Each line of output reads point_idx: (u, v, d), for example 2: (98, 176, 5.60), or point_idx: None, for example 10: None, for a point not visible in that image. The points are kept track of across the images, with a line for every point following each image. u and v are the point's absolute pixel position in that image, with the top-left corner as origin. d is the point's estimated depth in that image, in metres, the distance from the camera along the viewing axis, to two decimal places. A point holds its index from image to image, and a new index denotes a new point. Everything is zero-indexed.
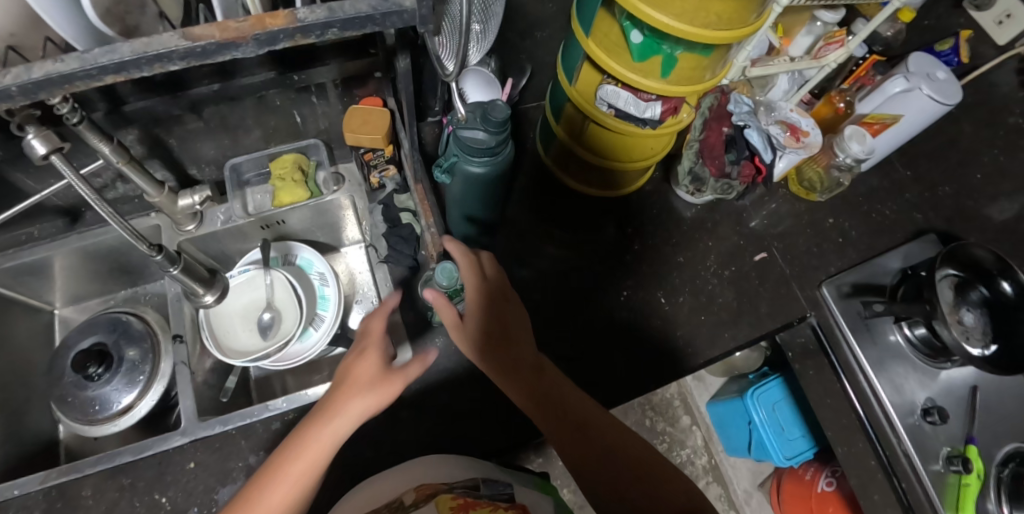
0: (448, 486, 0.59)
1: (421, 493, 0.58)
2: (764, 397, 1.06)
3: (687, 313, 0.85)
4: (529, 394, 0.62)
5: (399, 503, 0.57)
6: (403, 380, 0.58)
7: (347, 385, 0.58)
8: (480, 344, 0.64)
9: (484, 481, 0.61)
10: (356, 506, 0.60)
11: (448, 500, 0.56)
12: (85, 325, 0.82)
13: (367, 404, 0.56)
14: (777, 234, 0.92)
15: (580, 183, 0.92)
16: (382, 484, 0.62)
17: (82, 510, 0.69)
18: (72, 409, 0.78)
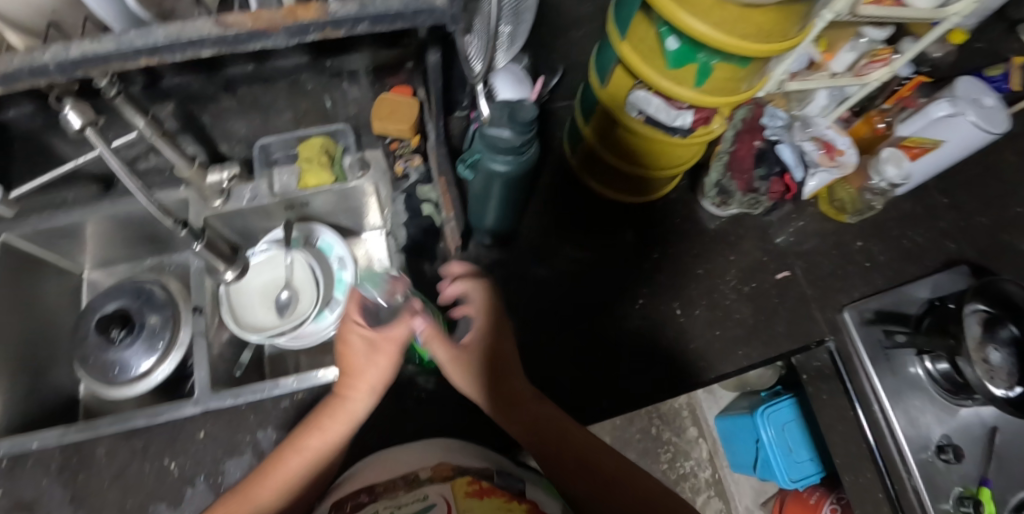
0: (462, 468, 0.62)
1: (438, 473, 0.61)
2: (775, 416, 1.05)
3: (702, 327, 0.84)
4: (531, 427, 0.65)
5: (414, 478, 0.61)
6: (395, 347, 0.64)
7: (351, 371, 0.64)
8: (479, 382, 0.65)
9: (498, 472, 0.63)
10: (373, 470, 0.64)
11: (465, 487, 0.59)
12: (110, 289, 0.85)
13: (372, 381, 0.64)
14: (801, 253, 0.90)
15: (604, 185, 0.91)
16: (398, 457, 0.65)
17: (96, 469, 0.72)
18: (93, 369, 0.81)
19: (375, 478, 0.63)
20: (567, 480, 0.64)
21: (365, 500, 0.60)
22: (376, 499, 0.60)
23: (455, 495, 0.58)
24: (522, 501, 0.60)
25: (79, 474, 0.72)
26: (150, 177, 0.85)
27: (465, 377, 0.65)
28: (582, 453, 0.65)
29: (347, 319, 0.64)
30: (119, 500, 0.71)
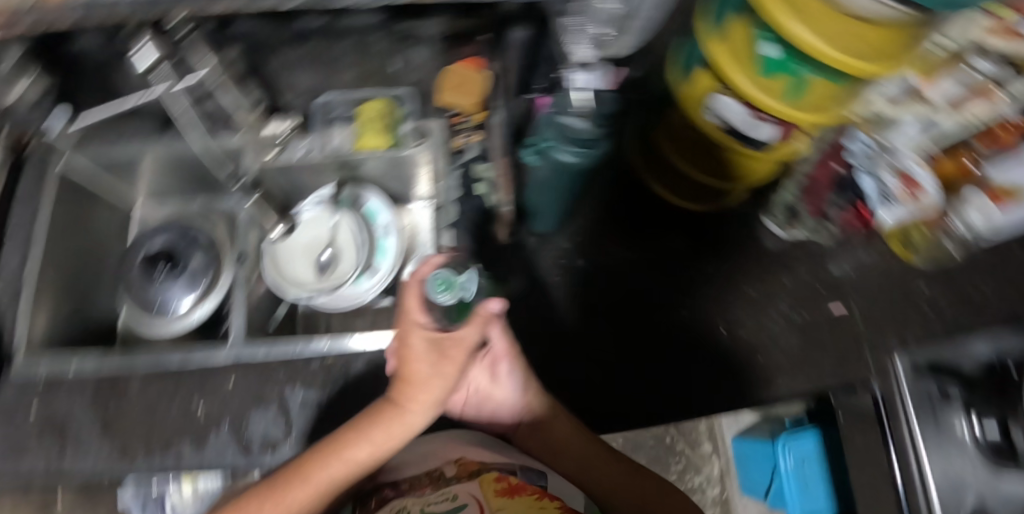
0: (489, 465, 0.63)
1: (462, 470, 0.62)
2: (796, 446, 1.06)
3: (741, 350, 0.82)
4: (545, 448, 0.72)
5: (439, 474, 0.62)
6: (463, 356, 0.59)
7: (411, 378, 0.58)
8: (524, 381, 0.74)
9: (521, 468, 0.64)
10: (397, 466, 0.67)
11: (491, 482, 0.60)
12: (158, 226, 0.86)
13: (431, 395, 0.59)
14: (859, 288, 0.85)
15: (665, 189, 0.88)
16: (432, 451, 0.68)
17: (128, 401, 0.74)
18: (135, 302, 0.82)
19: (401, 475, 0.65)
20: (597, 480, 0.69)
21: (390, 496, 0.62)
22: (401, 494, 0.61)
23: (483, 489, 0.59)
24: (547, 494, 0.61)
25: (111, 402, 0.73)
26: None
27: (510, 367, 0.74)
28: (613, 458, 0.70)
29: (408, 320, 0.57)
30: (146, 433, 0.73)
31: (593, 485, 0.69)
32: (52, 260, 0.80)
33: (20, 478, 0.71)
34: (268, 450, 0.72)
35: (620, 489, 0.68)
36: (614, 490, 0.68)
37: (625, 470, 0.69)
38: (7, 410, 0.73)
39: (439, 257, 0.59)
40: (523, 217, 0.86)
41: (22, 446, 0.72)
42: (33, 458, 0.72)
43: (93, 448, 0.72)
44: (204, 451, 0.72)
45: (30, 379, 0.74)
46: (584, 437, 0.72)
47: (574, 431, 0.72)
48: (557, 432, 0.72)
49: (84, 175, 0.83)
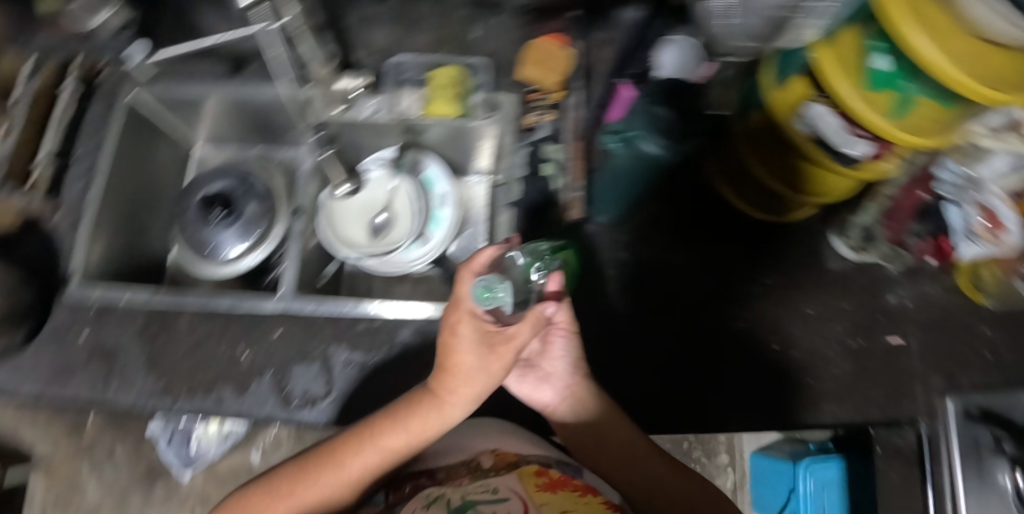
0: (524, 458, 0.65)
1: (499, 461, 0.64)
2: (818, 471, 1.03)
3: (790, 371, 0.79)
4: (589, 441, 0.71)
5: (476, 465, 0.63)
6: (510, 355, 0.55)
7: (454, 368, 0.55)
8: (575, 363, 0.72)
9: (556, 462, 0.65)
10: (430, 452, 0.69)
11: (531, 477, 0.61)
12: (217, 169, 0.86)
13: (475, 390, 0.57)
14: (920, 320, 0.80)
15: (739, 199, 0.85)
16: (468, 443, 0.69)
17: (176, 339, 0.74)
18: (190, 242, 0.83)
19: (434, 464, 0.66)
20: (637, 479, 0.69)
21: (427, 483, 0.62)
22: (438, 481, 0.62)
23: (524, 481, 0.60)
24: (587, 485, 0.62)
25: (159, 337, 0.74)
26: None
27: (564, 350, 0.71)
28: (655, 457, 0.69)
29: (460, 303, 0.53)
30: (190, 371, 0.73)
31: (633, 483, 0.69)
32: (114, 190, 0.82)
33: (68, 399, 0.74)
34: (306, 405, 0.72)
35: (659, 490, 0.68)
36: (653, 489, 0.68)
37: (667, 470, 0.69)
38: (59, 333, 0.75)
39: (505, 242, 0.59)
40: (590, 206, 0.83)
41: (72, 369, 0.74)
42: (82, 380, 0.74)
43: (138, 380, 0.73)
44: (245, 397, 0.73)
45: (83, 305, 0.76)
46: (627, 434, 0.71)
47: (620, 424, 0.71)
48: (599, 426, 0.71)
49: (149, 108, 0.83)
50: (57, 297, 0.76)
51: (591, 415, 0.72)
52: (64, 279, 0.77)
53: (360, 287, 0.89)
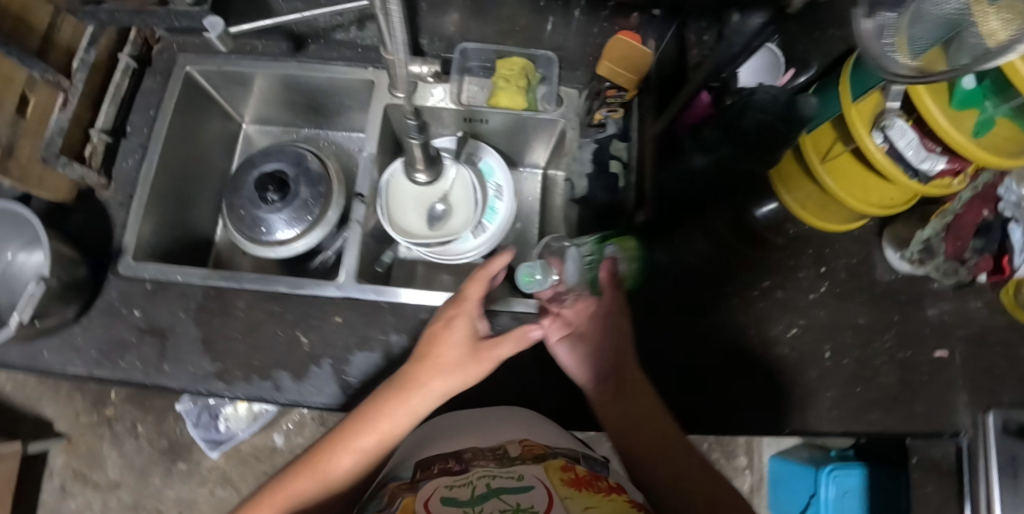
0: (553, 451, 0.59)
1: (527, 451, 0.59)
2: (841, 479, 1.01)
3: (842, 379, 0.77)
4: (620, 427, 0.64)
5: (505, 453, 0.59)
6: (491, 361, 0.61)
7: (433, 355, 0.61)
8: (619, 344, 0.66)
9: (584, 457, 0.60)
10: (459, 442, 0.64)
11: (557, 472, 0.55)
12: (272, 150, 0.85)
13: (445, 385, 0.60)
14: (965, 334, 0.80)
15: (804, 207, 0.80)
16: (490, 433, 0.65)
17: (233, 320, 0.73)
18: (243, 222, 0.82)
19: (463, 449, 0.61)
20: (661, 471, 0.61)
21: (455, 467, 0.58)
22: (467, 466, 0.58)
23: (550, 475, 0.54)
24: (615, 486, 0.55)
25: (215, 318, 0.73)
26: (342, 50, 0.82)
27: (603, 328, 0.67)
28: (682, 447, 0.63)
29: (464, 303, 0.64)
30: (246, 355, 0.72)
31: (654, 475, 0.62)
32: (167, 164, 0.80)
33: (119, 378, 0.72)
34: (364, 394, 0.71)
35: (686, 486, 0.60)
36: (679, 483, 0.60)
37: (691, 467, 0.61)
38: (110, 309, 0.74)
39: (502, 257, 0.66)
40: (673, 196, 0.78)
41: (124, 347, 0.72)
42: (134, 358, 0.72)
43: (192, 362, 0.72)
44: (302, 383, 0.71)
45: (136, 283, 0.74)
46: (655, 424, 0.64)
47: (651, 411, 0.65)
48: (625, 416, 0.64)
49: (203, 81, 0.83)
50: (109, 273, 0.75)
51: (618, 402, 0.65)
52: (115, 255, 0.75)
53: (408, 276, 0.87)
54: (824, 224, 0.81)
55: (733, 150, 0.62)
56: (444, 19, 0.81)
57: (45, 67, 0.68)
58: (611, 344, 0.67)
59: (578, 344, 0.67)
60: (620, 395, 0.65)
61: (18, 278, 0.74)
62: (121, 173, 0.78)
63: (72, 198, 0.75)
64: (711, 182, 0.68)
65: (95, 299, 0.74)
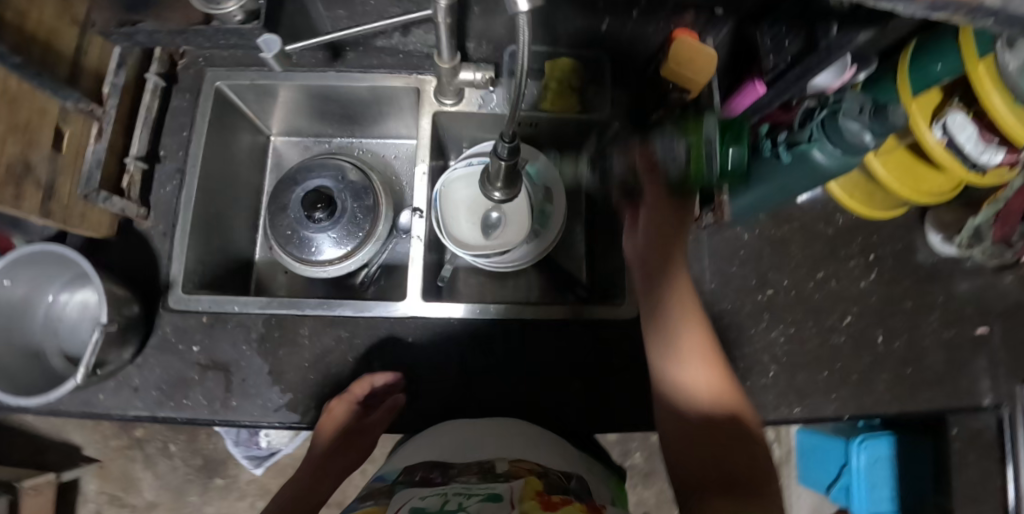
0: (543, 469, 0.58)
1: (516, 469, 0.57)
2: (872, 446, 1.05)
3: (893, 362, 0.80)
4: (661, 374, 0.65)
5: (491, 468, 0.58)
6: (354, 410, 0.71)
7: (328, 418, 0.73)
8: (662, 239, 0.68)
9: (577, 476, 0.60)
10: (441, 446, 0.64)
11: (534, 491, 0.52)
12: (313, 164, 0.82)
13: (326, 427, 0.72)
14: (1005, 308, 0.82)
15: (847, 194, 0.82)
16: (478, 443, 0.63)
17: (298, 348, 0.71)
18: (291, 243, 0.79)
19: (453, 461, 0.61)
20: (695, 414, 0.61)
21: (437, 479, 0.57)
22: (449, 480, 0.56)
23: (527, 491, 0.52)
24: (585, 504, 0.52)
25: (280, 349, 0.71)
26: (383, 57, 0.79)
27: (647, 221, 0.69)
28: (721, 396, 0.61)
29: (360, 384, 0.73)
30: (318, 383, 0.70)
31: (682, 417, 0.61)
32: (204, 187, 0.76)
33: (184, 417, 0.69)
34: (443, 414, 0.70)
35: (713, 438, 0.59)
36: (706, 432, 0.60)
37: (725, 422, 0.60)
38: (166, 346, 0.71)
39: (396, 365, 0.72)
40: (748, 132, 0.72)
41: (187, 386, 0.70)
42: (197, 395, 0.69)
43: (261, 395, 0.70)
44: None
45: (190, 316, 0.71)
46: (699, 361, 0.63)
47: (699, 377, 0.63)
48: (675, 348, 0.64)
49: (233, 96, 0.80)
50: (160, 308, 0.71)
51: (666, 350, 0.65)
52: (164, 289, 0.72)
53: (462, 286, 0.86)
54: (873, 212, 0.82)
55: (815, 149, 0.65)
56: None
57: (78, 96, 0.63)
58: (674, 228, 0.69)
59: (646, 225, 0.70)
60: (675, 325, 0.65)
61: (66, 320, 0.70)
62: (159, 201, 0.74)
63: (112, 232, 0.71)
64: (779, 184, 0.72)
65: (148, 336, 0.71)
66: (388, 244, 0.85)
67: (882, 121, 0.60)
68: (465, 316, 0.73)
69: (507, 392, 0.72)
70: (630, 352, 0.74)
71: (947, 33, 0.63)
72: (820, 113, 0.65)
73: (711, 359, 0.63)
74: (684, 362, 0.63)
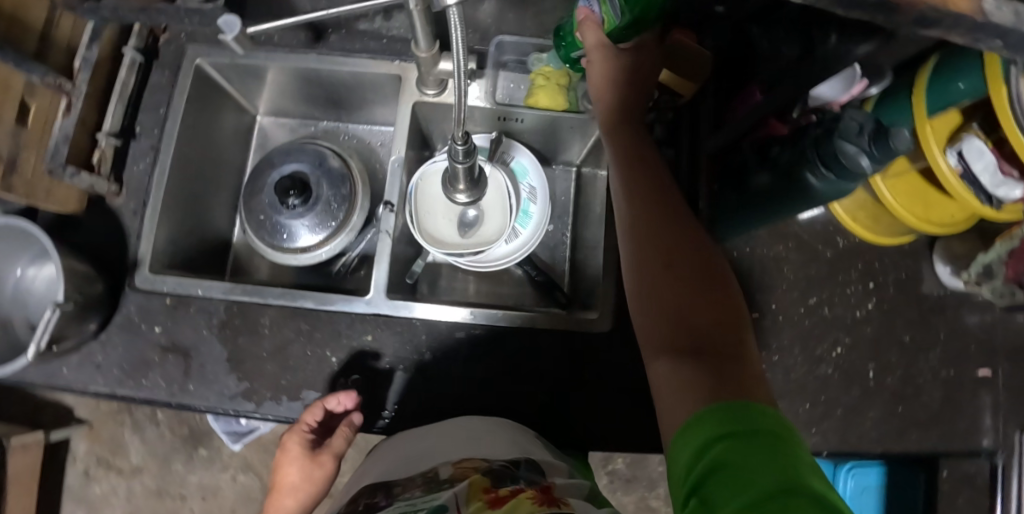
0: (487, 464, 0.57)
1: (461, 471, 0.56)
2: (860, 475, 0.99)
3: (884, 399, 0.74)
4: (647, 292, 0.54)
5: (434, 476, 0.56)
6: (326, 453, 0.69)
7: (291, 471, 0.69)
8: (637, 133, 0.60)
9: (526, 460, 0.57)
10: (388, 461, 0.63)
11: (480, 492, 0.51)
12: (291, 148, 0.80)
13: (301, 473, 0.69)
14: (1013, 350, 0.75)
15: (847, 215, 0.78)
16: (422, 446, 0.62)
17: (258, 337, 0.70)
18: (262, 229, 0.77)
19: (394, 477, 0.60)
20: (684, 316, 0.52)
21: (381, 503, 0.56)
22: (392, 501, 0.55)
23: (471, 494, 0.50)
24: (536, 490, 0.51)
25: (240, 336, 0.70)
26: (366, 41, 0.76)
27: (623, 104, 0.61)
28: (693, 273, 0.53)
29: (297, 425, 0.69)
30: (275, 375, 0.69)
31: (652, 300, 0.53)
32: (178, 167, 0.75)
33: (142, 397, 0.69)
34: (397, 415, 0.69)
35: (690, 322, 0.51)
36: (683, 318, 0.52)
37: (702, 297, 0.52)
38: (129, 325, 0.70)
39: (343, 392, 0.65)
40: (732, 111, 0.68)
41: (147, 366, 0.69)
42: (156, 377, 0.69)
43: (218, 382, 0.69)
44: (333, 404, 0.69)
45: (155, 297, 0.71)
46: (668, 233, 0.55)
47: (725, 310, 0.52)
48: (639, 224, 0.56)
49: (215, 74, 0.78)
50: (126, 286, 0.71)
51: (653, 265, 0.54)
52: (130, 267, 0.71)
53: (437, 282, 0.84)
54: (875, 236, 0.77)
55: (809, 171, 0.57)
56: (477, 9, 0.78)
57: (44, 70, 0.64)
58: (640, 83, 0.61)
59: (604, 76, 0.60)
60: (641, 198, 0.57)
61: (34, 293, 0.70)
62: (132, 178, 0.73)
63: (81, 207, 0.71)
64: (771, 208, 0.64)
65: (113, 314, 0.71)
66: (365, 234, 0.83)
67: (881, 147, 0.52)
68: (429, 317, 0.71)
69: (466, 399, 0.69)
70: (597, 366, 0.70)
71: (970, 52, 0.56)
72: (816, 128, 0.57)
73: (682, 231, 0.55)
74: (665, 265, 0.53)
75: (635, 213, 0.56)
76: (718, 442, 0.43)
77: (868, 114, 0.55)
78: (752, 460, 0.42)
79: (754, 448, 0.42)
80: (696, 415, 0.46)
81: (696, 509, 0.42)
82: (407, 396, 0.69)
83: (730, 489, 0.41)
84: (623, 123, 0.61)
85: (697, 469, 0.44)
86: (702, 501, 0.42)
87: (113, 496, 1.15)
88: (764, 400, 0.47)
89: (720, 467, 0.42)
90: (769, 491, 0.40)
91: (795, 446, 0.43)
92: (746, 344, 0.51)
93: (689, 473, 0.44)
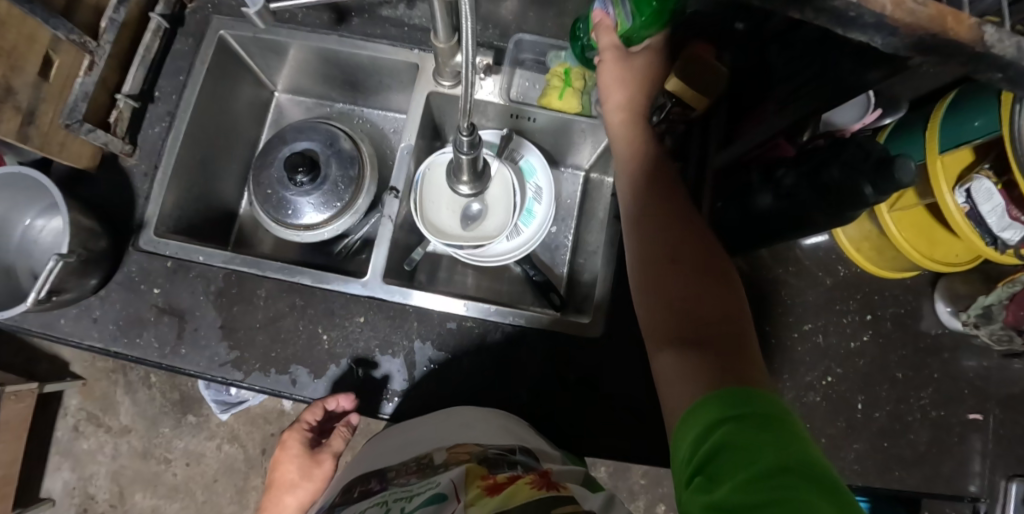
0: (483, 449, 0.57)
1: (455, 456, 0.55)
2: None
3: (870, 432, 0.74)
4: (650, 290, 0.55)
5: (430, 461, 0.56)
6: (325, 450, 0.75)
7: (285, 466, 0.75)
8: (645, 138, 0.62)
9: (520, 449, 0.57)
10: (383, 451, 0.64)
11: (477, 478, 0.50)
12: (304, 127, 0.81)
13: (297, 469, 0.74)
14: (1006, 397, 0.75)
15: (850, 244, 0.77)
16: (417, 436, 0.62)
17: (253, 307, 0.71)
18: (268, 203, 0.78)
19: (388, 465, 0.60)
20: (683, 312, 0.53)
21: (376, 488, 0.56)
22: (387, 486, 0.55)
23: (468, 482, 0.49)
24: (535, 476, 0.50)
25: (234, 305, 0.71)
26: (388, 28, 0.77)
27: (637, 112, 0.62)
28: (695, 269, 0.54)
29: (297, 423, 0.75)
30: (265, 346, 0.70)
31: (656, 294, 0.55)
32: (191, 134, 0.76)
33: (134, 356, 0.70)
34: (391, 401, 0.69)
35: (695, 317, 0.52)
36: (688, 313, 0.53)
37: (703, 293, 0.53)
38: (129, 284, 0.72)
39: (344, 396, 0.68)
40: (740, 129, 0.68)
41: (141, 326, 0.71)
42: (149, 337, 0.70)
43: (209, 348, 0.70)
44: (318, 380, 0.70)
45: (157, 259, 0.72)
46: (676, 230, 0.57)
47: (726, 304, 0.53)
48: (645, 222, 0.58)
49: (236, 46, 0.79)
50: (130, 247, 0.72)
51: (653, 265, 0.56)
52: (137, 228, 0.73)
53: (435, 272, 0.85)
54: (877, 268, 0.77)
55: (812, 196, 0.56)
56: (499, 5, 0.78)
57: (71, 27, 0.66)
58: (650, 86, 0.63)
59: (620, 74, 0.62)
60: (652, 195, 0.59)
61: (40, 244, 0.72)
62: (146, 141, 0.74)
63: (94, 165, 0.73)
64: (773, 228, 0.63)
65: (114, 272, 0.72)
66: (369, 217, 0.83)
67: (885, 178, 0.50)
68: (424, 305, 0.72)
69: (454, 395, 0.69)
70: (586, 371, 0.70)
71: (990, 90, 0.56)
72: (825, 149, 0.57)
73: (689, 226, 0.57)
74: (668, 267, 0.55)
75: (643, 210, 0.59)
76: (722, 424, 0.44)
77: (879, 144, 0.53)
78: (754, 438, 0.42)
79: (756, 428, 0.43)
80: (696, 403, 0.47)
81: (700, 485, 0.43)
82: (399, 382, 0.70)
83: (733, 466, 0.42)
84: (636, 120, 0.62)
85: (700, 450, 0.45)
86: (706, 478, 0.43)
87: (100, 453, 1.17)
88: (766, 386, 0.48)
89: (722, 448, 0.43)
90: (770, 470, 0.41)
91: (793, 422, 0.44)
92: (747, 334, 0.51)
93: (692, 456, 0.45)
